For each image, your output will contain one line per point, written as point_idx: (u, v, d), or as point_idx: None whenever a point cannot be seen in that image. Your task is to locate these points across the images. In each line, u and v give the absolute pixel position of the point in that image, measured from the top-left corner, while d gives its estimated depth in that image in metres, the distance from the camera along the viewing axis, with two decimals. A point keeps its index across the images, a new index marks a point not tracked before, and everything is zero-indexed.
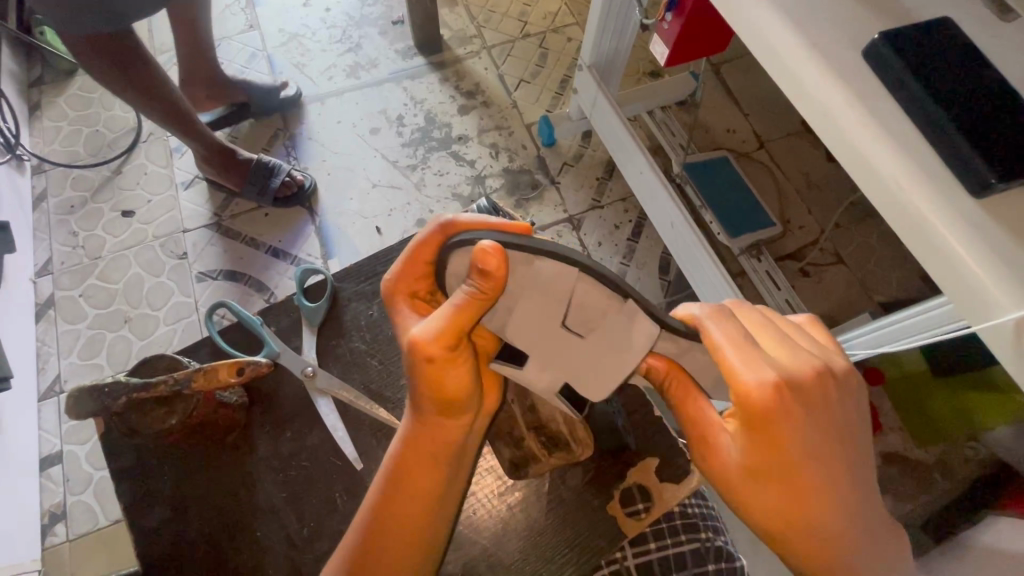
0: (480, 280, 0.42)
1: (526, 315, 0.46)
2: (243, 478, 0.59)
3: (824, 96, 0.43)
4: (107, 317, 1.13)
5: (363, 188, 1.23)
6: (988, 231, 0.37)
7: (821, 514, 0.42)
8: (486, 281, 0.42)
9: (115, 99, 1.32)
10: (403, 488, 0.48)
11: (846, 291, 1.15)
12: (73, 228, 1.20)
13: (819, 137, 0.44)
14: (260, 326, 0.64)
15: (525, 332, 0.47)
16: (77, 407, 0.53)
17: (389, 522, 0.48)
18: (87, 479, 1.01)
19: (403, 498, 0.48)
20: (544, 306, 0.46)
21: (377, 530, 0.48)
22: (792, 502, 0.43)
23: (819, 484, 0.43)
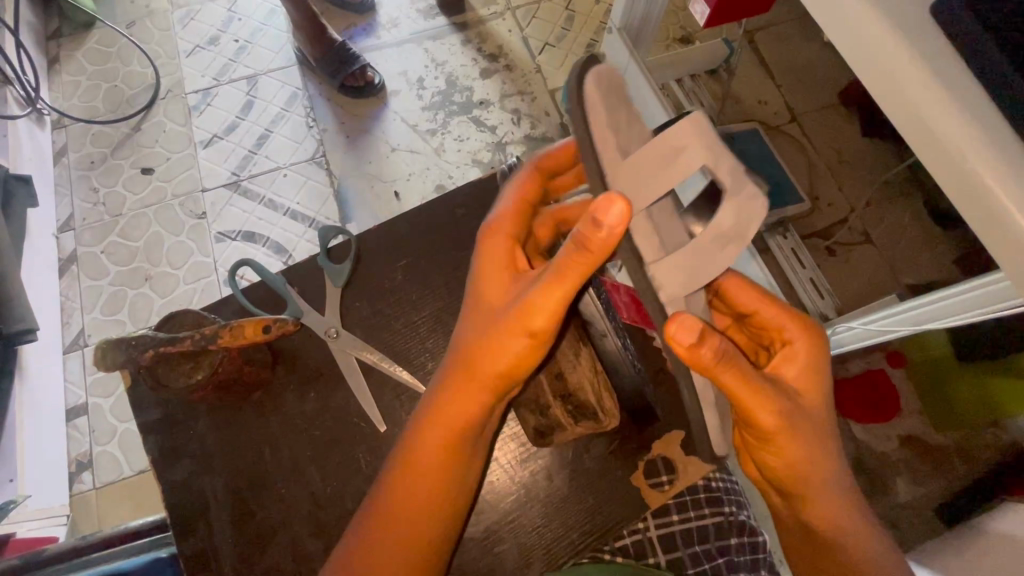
0: (590, 235, 0.41)
1: (640, 171, 0.48)
2: (267, 435, 0.60)
3: (885, 54, 0.40)
4: (129, 274, 1.14)
5: (381, 152, 1.21)
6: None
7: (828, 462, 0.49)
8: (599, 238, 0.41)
9: (133, 53, 1.30)
10: (432, 440, 0.49)
11: (875, 272, 1.12)
12: (93, 183, 1.20)
13: (874, 99, 0.42)
14: (284, 286, 0.64)
15: (631, 188, 0.48)
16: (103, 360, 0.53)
17: (412, 469, 0.50)
18: (112, 431, 1.04)
19: (430, 447, 0.50)
20: (662, 165, 0.47)
21: (404, 485, 0.49)
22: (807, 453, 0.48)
23: (834, 455, 0.50)
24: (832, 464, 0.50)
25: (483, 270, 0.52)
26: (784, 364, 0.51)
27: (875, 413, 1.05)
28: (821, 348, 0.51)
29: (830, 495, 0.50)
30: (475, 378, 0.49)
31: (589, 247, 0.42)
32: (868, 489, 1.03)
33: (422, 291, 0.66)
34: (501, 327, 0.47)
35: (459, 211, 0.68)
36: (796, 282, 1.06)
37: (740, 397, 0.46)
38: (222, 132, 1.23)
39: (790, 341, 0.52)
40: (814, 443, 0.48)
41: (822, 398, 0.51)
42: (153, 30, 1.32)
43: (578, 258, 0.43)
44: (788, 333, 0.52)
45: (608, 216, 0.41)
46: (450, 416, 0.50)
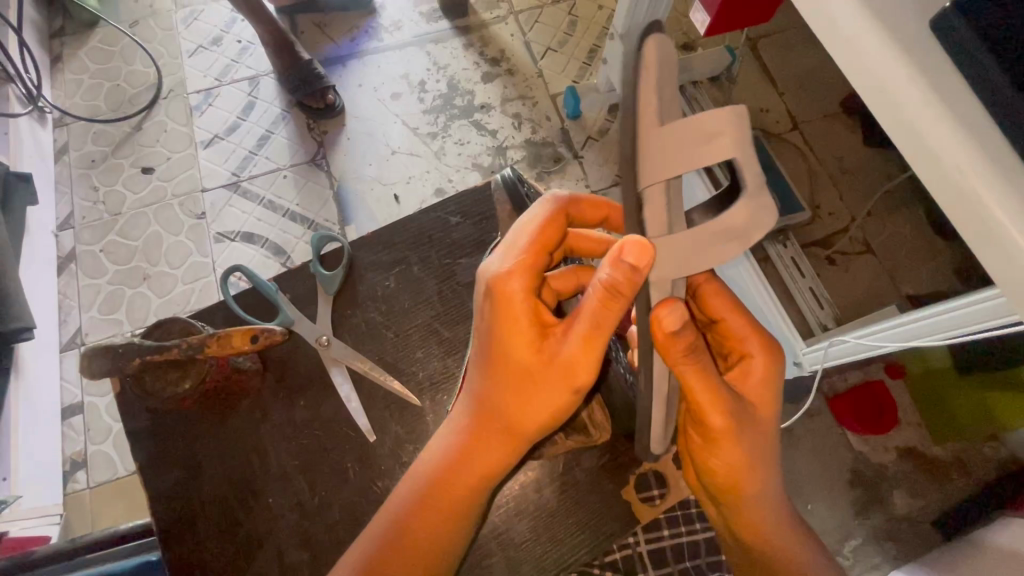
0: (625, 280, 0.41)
1: (649, 177, 0.41)
2: (256, 442, 0.60)
3: (885, 72, 0.40)
4: (127, 274, 1.14)
5: (382, 155, 1.21)
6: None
7: (761, 473, 0.50)
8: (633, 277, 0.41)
9: (136, 52, 1.30)
10: (454, 477, 0.48)
11: (874, 283, 1.11)
12: (94, 182, 1.20)
13: (874, 118, 0.41)
14: (275, 292, 0.64)
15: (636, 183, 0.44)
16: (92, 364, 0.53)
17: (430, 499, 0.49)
18: (107, 430, 1.04)
19: (451, 486, 0.48)
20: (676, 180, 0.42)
21: (416, 515, 0.48)
22: (744, 460, 0.49)
23: (772, 476, 0.50)
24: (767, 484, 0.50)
25: (502, 323, 0.46)
26: (741, 374, 0.51)
27: (873, 424, 1.04)
28: (774, 364, 0.51)
29: (757, 511, 0.51)
30: (504, 428, 0.47)
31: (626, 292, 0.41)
32: (865, 501, 1.02)
33: (415, 299, 0.65)
34: (540, 378, 0.45)
35: (453, 219, 0.68)
36: (795, 292, 1.05)
37: (697, 394, 0.46)
38: (223, 132, 1.23)
39: (750, 355, 0.51)
40: (752, 454, 0.49)
41: (769, 412, 0.51)
42: (156, 30, 1.32)
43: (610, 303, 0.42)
44: (750, 347, 0.51)
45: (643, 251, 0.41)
46: (476, 459, 0.48)
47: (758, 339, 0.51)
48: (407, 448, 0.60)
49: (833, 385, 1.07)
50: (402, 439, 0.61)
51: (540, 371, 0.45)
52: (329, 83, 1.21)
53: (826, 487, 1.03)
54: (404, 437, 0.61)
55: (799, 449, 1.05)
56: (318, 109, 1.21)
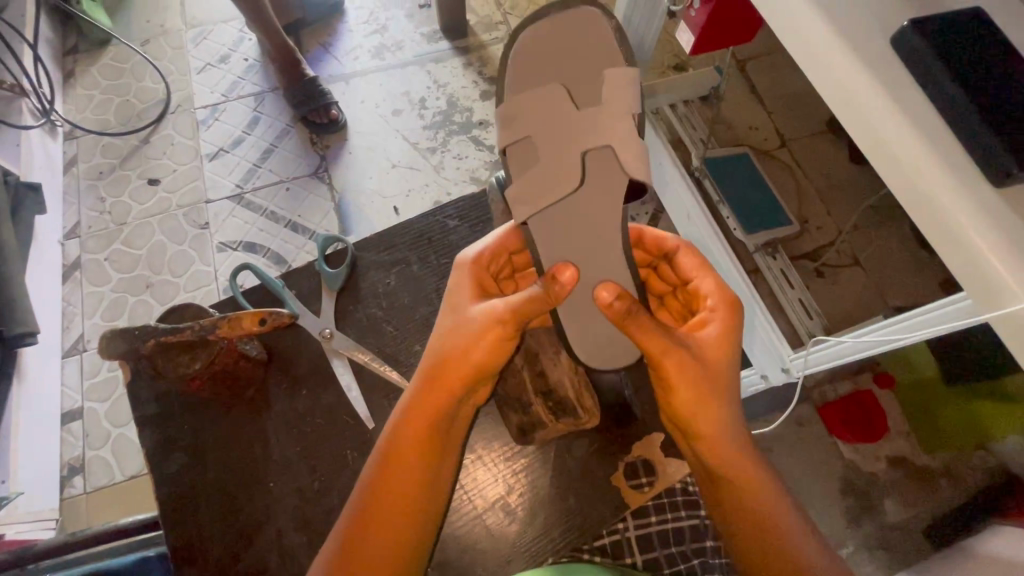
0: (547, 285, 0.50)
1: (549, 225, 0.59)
2: (257, 433, 0.61)
3: (853, 85, 0.43)
4: (130, 282, 1.16)
5: (383, 168, 1.25)
6: (1010, 229, 0.38)
7: (721, 412, 0.50)
8: (561, 294, 0.49)
9: (146, 69, 1.35)
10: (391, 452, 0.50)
11: (861, 293, 1.14)
12: (101, 194, 1.23)
13: (847, 130, 0.45)
14: (282, 288, 0.66)
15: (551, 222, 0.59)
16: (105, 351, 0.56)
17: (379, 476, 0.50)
18: (106, 436, 1.05)
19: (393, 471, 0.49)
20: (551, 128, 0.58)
21: (378, 500, 0.49)
22: (698, 401, 0.50)
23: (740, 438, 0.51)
24: (734, 445, 0.50)
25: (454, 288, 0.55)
26: (699, 328, 0.53)
27: (864, 433, 1.05)
28: (733, 313, 0.53)
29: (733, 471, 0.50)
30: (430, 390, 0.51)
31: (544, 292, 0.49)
32: (857, 508, 1.03)
33: (414, 296, 0.68)
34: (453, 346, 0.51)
35: (451, 222, 0.71)
36: (785, 303, 1.05)
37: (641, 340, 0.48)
38: (228, 146, 1.27)
39: (711, 310, 0.53)
40: (709, 392, 0.50)
41: (727, 355, 0.51)
42: (166, 48, 1.37)
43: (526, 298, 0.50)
44: (711, 302, 0.53)
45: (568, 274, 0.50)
46: (419, 414, 0.50)
47: (718, 289, 0.54)
48: None
49: (823, 394, 1.09)
50: None
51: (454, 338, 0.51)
52: (332, 99, 1.26)
53: (817, 494, 1.04)
54: None
55: (791, 456, 1.06)
56: (321, 124, 1.25)
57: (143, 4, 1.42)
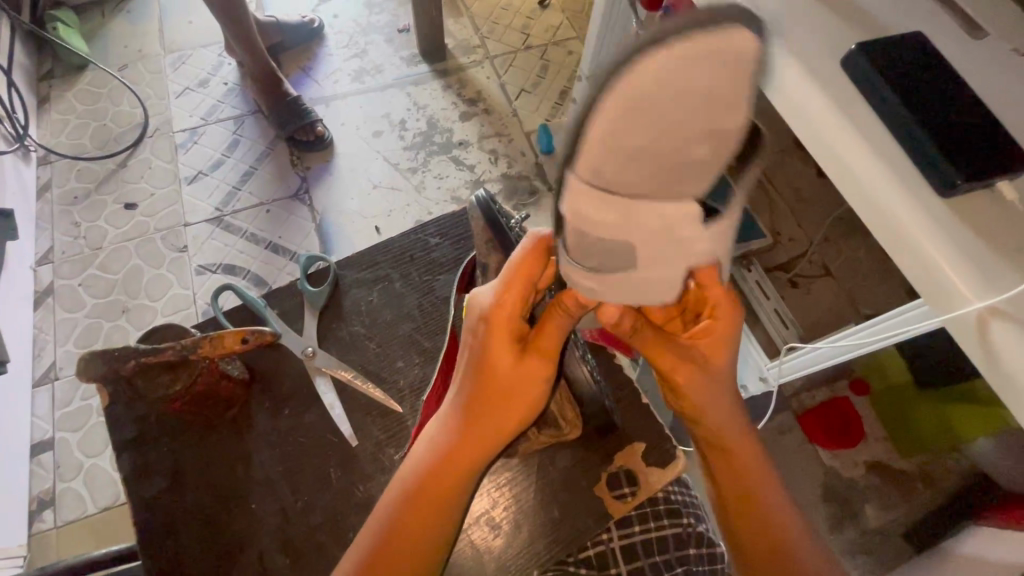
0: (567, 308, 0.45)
1: None
2: (237, 455, 0.60)
3: (807, 105, 0.46)
4: (105, 307, 1.14)
5: (363, 189, 1.25)
6: (959, 241, 0.40)
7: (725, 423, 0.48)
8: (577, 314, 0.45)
9: (123, 94, 1.35)
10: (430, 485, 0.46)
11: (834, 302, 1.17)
12: (75, 218, 1.22)
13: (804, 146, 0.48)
14: (264, 308, 0.67)
15: None
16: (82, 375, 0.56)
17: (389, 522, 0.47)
18: (78, 466, 1.01)
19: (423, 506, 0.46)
20: None
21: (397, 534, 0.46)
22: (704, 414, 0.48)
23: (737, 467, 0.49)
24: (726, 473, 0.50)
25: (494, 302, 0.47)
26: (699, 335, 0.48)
27: (841, 439, 1.08)
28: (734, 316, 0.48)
29: (724, 499, 0.50)
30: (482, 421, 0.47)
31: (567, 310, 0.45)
32: (838, 513, 1.05)
33: (396, 313, 0.68)
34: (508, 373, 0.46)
35: (433, 240, 0.72)
36: (763, 315, 1.11)
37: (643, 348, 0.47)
38: (208, 168, 1.27)
39: (712, 319, 0.48)
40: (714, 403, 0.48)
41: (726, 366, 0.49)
42: (144, 73, 1.37)
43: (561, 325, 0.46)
44: (712, 311, 0.47)
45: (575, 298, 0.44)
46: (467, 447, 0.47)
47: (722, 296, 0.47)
48: (388, 454, 0.62)
49: (801, 402, 1.11)
50: (383, 446, 0.62)
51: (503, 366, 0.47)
52: (315, 117, 1.26)
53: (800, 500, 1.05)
54: (385, 443, 0.62)
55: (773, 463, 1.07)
56: (305, 142, 1.26)
57: (121, 29, 1.42)
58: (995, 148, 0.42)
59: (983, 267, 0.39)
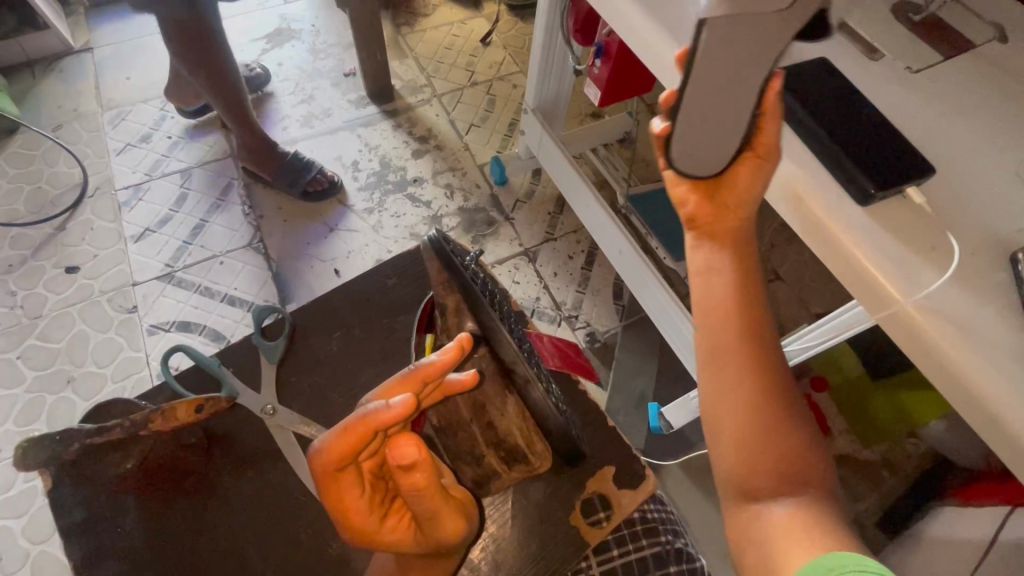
0: (411, 471, 0.41)
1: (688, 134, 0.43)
2: (202, 527, 0.57)
3: None
4: (49, 378, 1.07)
5: (320, 233, 1.24)
6: (883, 243, 0.44)
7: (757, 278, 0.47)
8: (419, 470, 0.41)
9: (59, 154, 1.30)
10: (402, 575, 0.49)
11: (786, 305, 1.19)
12: (11, 287, 1.15)
13: None
14: (218, 366, 0.65)
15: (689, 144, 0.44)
16: (28, 459, 0.54)
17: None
18: (24, 556, 0.93)
19: None
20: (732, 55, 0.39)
21: None
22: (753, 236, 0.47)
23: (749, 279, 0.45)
24: (736, 287, 0.44)
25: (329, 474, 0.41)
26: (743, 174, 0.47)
27: None
28: None
29: (721, 328, 0.44)
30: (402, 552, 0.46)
31: (414, 476, 0.41)
32: None
33: (359, 359, 0.68)
34: (388, 537, 0.44)
35: (390, 281, 0.72)
36: None
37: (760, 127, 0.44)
38: (155, 225, 1.23)
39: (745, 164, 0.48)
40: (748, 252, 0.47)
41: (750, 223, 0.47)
42: (81, 132, 1.33)
43: (417, 482, 0.41)
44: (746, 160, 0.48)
45: (413, 453, 0.40)
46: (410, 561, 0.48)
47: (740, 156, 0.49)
48: None
49: None
50: None
51: (382, 525, 0.44)
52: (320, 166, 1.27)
53: None
54: None
55: None
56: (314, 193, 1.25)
57: (55, 89, 1.39)
58: (900, 154, 0.46)
59: (904, 266, 0.42)
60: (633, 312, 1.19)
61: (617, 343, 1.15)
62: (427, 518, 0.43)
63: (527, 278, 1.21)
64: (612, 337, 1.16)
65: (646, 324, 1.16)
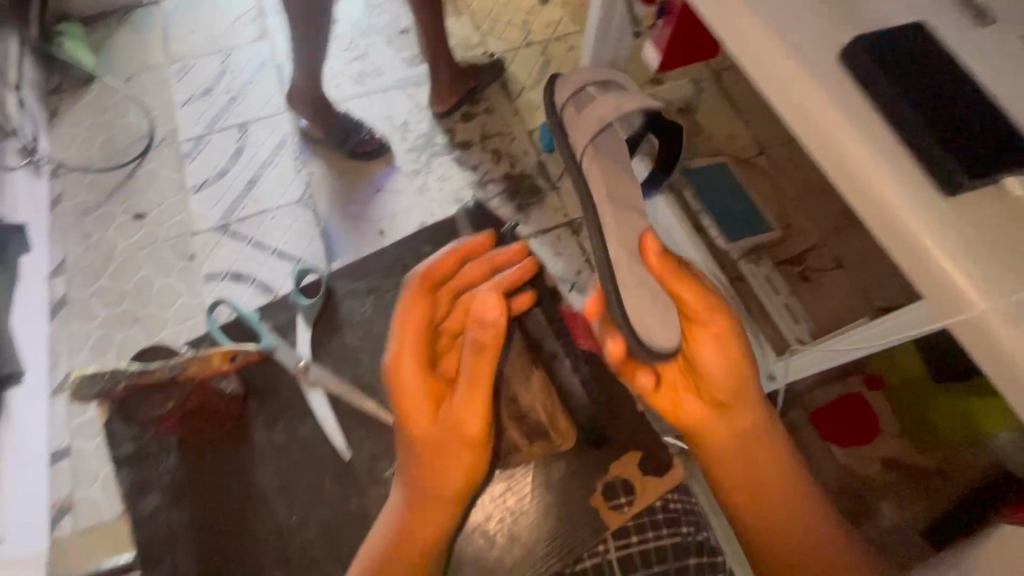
0: (484, 329, 0.47)
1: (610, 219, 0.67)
2: (236, 471, 0.61)
3: (808, 97, 0.44)
4: (117, 317, 1.16)
5: (366, 192, 1.26)
6: (968, 243, 0.38)
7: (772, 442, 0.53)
8: (495, 328, 0.47)
9: (130, 105, 1.37)
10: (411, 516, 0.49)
11: (848, 296, 1.09)
12: (87, 229, 1.24)
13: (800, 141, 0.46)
14: (256, 321, 0.68)
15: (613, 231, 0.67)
16: (82, 392, 0.55)
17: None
18: (95, 473, 1.04)
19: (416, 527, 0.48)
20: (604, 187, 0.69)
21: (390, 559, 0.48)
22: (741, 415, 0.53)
23: (762, 460, 0.52)
24: (746, 475, 0.52)
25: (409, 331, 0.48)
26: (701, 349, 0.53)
27: (853, 433, 1.05)
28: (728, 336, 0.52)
29: (753, 510, 0.52)
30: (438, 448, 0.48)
31: (485, 336, 0.47)
32: (854, 513, 1.01)
33: (392, 322, 0.70)
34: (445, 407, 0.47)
35: (425, 249, 0.72)
36: (771, 309, 1.03)
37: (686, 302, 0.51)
38: (213, 177, 1.28)
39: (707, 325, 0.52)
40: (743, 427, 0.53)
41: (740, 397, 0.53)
42: (150, 83, 1.39)
43: (486, 346, 0.47)
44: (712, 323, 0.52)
45: (490, 309, 0.47)
46: (432, 482, 0.48)
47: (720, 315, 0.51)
48: (382, 467, 0.62)
49: (814, 400, 1.08)
50: (375, 458, 0.63)
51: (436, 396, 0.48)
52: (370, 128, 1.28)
53: None
54: (380, 455, 0.63)
55: None
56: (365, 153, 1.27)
57: (127, 40, 1.44)
58: (996, 138, 0.41)
59: (993, 272, 0.38)
60: None
61: None
62: (482, 394, 0.47)
63: (569, 251, 1.19)
64: None
65: None
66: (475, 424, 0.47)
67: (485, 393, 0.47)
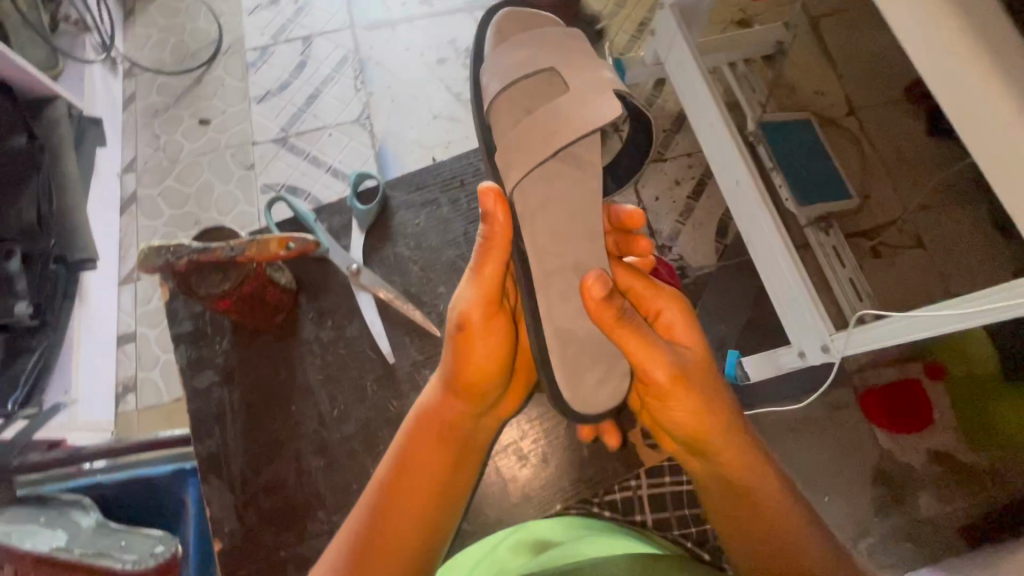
0: (489, 229, 0.53)
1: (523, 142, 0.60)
2: (286, 359, 0.71)
3: (962, 63, 0.41)
4: (180, 218, 1.21)
5: (423, 118, 1.23)
6: None
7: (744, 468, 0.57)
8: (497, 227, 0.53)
9: (201, 9, 1.37)
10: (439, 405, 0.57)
11: (923, 279, 1.00)
12: (156, 130, 1.28)
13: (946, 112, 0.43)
14: (313, 221, 0.68)
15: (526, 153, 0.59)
16: (146, 262, 0.56)
17: (376, 541, 0.51)
18: (155, 358, 1.12)
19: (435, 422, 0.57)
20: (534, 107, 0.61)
21: (411, 447, 0.56)
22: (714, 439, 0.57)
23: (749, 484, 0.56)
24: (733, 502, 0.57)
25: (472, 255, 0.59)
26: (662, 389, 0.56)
27: (904, 420, 0.98)
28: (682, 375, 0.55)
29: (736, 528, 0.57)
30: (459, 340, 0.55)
31: (490, 235, 0.53)
32: (886, 497, 0.95)
33: (442, 239, 0.74)
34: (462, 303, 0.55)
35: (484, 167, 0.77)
36: (834, 282, 0.96)
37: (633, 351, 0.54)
38: (276, 89, 1.28)
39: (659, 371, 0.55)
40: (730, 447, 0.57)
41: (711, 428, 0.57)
42: None
43: (493, 245, 0.53)
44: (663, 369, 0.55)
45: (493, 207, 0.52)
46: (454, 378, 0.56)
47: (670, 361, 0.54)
48: (421, 373, 0.70)
49: (865, 379, 1.00)
50: (418, 360, 0.71)
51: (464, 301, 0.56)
52: None
53: (842, 491, 0.96)
54: (422, 364, 0.70)
55: (825, 443, 0.98)
56: None
57: None
58: None
59: None
60: (736, 253, 1.09)
61: (708, 285, 1.07)
62: (490, 290, 0.53)
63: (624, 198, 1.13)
64: (704, 276, 1.07)
65: (745, 268, 1.07)
66: (476, 313, 0.53)
67: (493, 291, 0.53)
